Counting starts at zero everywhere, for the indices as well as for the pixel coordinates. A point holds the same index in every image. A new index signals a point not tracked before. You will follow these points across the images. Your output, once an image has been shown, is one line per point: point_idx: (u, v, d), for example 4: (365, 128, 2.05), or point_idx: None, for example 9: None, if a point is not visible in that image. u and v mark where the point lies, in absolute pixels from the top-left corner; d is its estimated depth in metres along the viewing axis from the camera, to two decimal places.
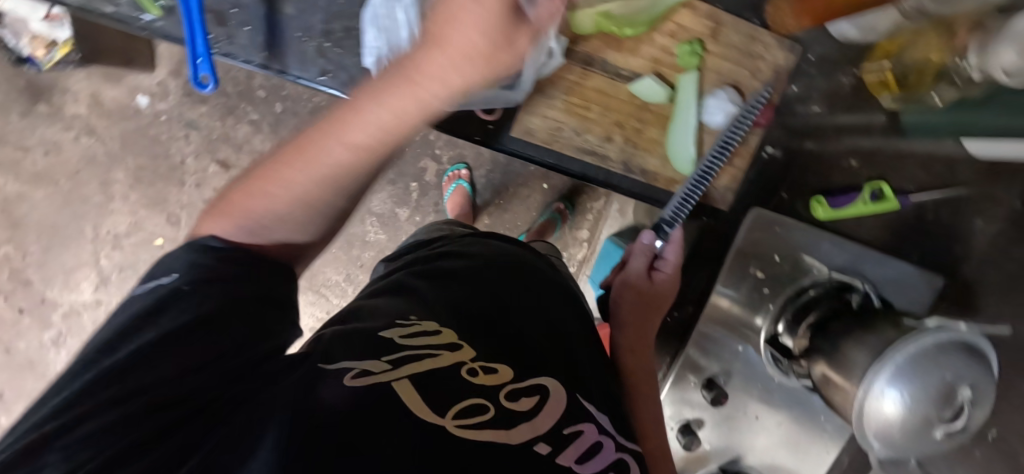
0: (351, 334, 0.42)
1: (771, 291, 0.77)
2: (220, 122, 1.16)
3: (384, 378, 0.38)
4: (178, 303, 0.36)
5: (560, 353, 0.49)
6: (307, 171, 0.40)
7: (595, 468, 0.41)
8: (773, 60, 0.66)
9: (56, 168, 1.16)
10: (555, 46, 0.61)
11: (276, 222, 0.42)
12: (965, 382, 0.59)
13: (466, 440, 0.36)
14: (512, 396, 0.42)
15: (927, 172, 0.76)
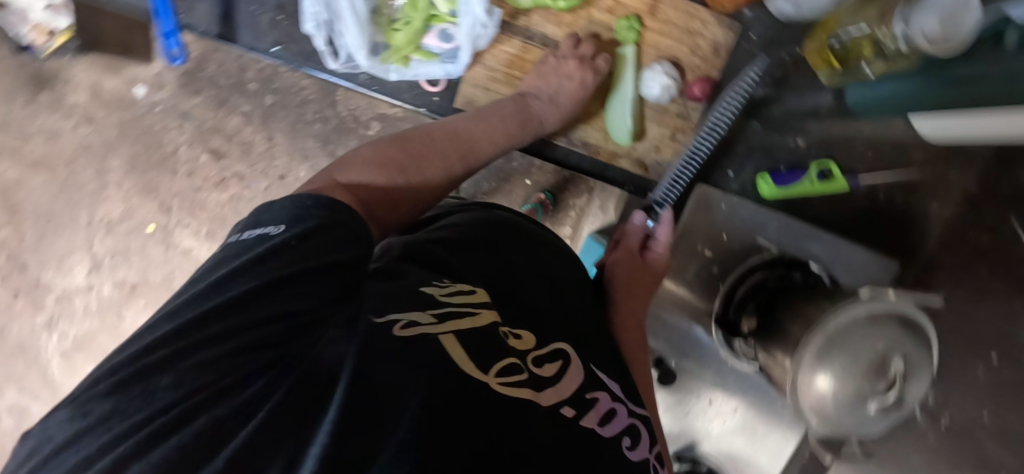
0: (393, 289, 0.37)
1: (720, 271, 0.77)
2: (212, 113, 1.14)
3: (432, 329, 0.34)
4: (287, 254, 0.34)
5: (570, 322, 0.49)
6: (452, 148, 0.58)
7: (615, 434, 0.41)
8: (712, 38, 0.69)
9: (53, 155, 1.14)
10: (486, 20, 0.64)
11: (416, 174, 0.54)
12: (896, 353, 0.59)
13: (512, 397, 0.34)
14: (539, 361, 0.40)
15: (878, 154, 0.76)
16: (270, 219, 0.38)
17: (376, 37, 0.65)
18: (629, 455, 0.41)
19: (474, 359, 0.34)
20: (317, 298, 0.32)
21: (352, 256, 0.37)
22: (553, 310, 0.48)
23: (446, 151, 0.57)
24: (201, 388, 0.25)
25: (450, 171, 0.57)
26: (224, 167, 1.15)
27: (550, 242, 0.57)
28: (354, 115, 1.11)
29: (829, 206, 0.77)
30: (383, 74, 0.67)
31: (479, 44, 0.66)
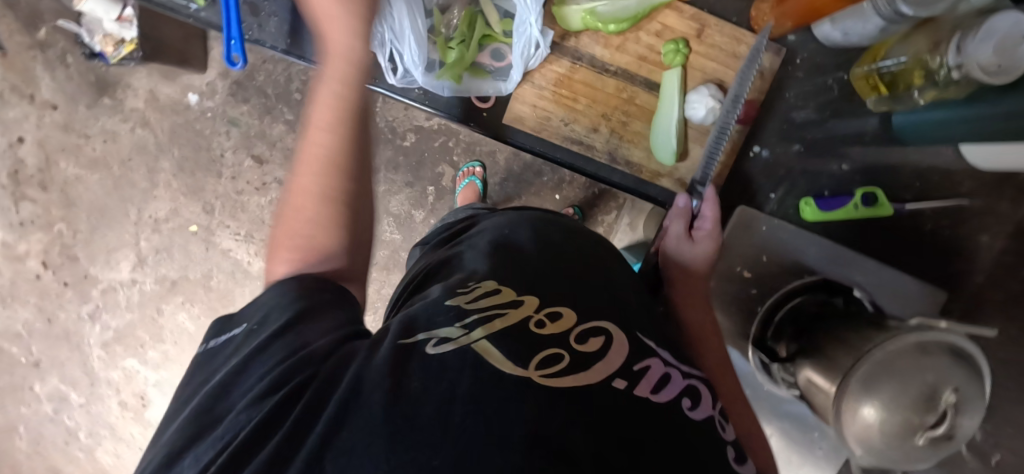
0: (417, 317, 0.40)
1: (758, 293, 0.77)
2: (259, 120, 1.19)
3: (464, 342, 0.37)
4: (246, 337, 0.40)
5: (613, 299, 0.46)
6: (309, 168, 0.48)
7: (672, 397, 0.38)
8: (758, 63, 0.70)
9: (110, 155, 1.20)
10: (540, 39, 0.66)
11: (306, 227, 0.48)
12: (949, 384, 0.56)
13: (552, 387, 0.34)
14: (581, 338, 0.39)
15: (924, 183, 0.75)
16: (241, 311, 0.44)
17: (432, 55, 0.66)
18: (692, 415, 0.38)
19: (511, 359, 0.35)
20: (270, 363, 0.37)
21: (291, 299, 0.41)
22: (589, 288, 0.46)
23: (308, 189, 0.48)
24: None
25: (325, 183, 0.48)
26: (266, 172, 1.21)
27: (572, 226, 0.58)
28: (392, 126, 1.17)
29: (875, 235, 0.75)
30: (437, 90, 0.67)
31: (530, 64, 0.68)
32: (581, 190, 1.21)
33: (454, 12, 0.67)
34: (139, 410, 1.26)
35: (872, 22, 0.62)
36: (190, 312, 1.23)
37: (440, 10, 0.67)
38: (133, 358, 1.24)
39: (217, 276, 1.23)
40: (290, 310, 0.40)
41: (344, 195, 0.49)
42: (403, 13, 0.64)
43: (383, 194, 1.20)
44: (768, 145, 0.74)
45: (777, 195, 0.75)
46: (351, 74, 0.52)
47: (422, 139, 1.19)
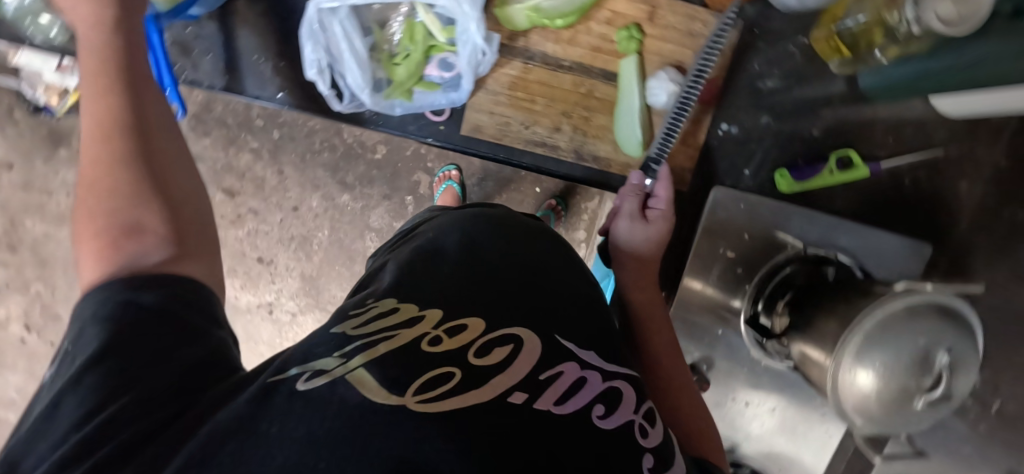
0: (303, 349, 0.34)
1: (745, 271, 0.76)
2: (222, 152, 1.16)
3: (339, 372, 0.31)
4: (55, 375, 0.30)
5: (536, 296, 0.41)
6: (85, 146, 0.36)
7: (580, 406, 0.33)
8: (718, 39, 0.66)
9: (75, 208, 1.17)
10: (484, 45, 0.62)
11: (100, 217, 0.34)
12: (941, 346, 0.56)
13: (429, 413, 0.29)
14: (483, 351, 0.34)
15: (899, 138, 0.73)
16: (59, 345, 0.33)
17: (378, 74, 0.64)
18: (602, 424, 0.33)
19: (383, 387, 0.30)
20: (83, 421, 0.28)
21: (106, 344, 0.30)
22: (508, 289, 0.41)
23: (94, 174, 0.35)
24: None
25: (111, 157, 0.36)
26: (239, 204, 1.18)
27: (507, 216, 0.52)
28: (360, 141, 1.14)
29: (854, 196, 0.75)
30: (388, 110, 0.65)
31: (480, 71, 0.65)
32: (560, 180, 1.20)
33: (394, 26, 0.64)
34: None
35: None
36: None
37: (381, 26, 0.63)
38: None
39: None
40: (107, 344, 0.30)
41: (132, 157, 0.36)
42: (338, 37, 0.60)
43: (362, 210, 1.16)
44: (738, 119, 0.72)
45: (752, 170, 0.73)
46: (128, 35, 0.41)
47: (393, 150, 1.15)
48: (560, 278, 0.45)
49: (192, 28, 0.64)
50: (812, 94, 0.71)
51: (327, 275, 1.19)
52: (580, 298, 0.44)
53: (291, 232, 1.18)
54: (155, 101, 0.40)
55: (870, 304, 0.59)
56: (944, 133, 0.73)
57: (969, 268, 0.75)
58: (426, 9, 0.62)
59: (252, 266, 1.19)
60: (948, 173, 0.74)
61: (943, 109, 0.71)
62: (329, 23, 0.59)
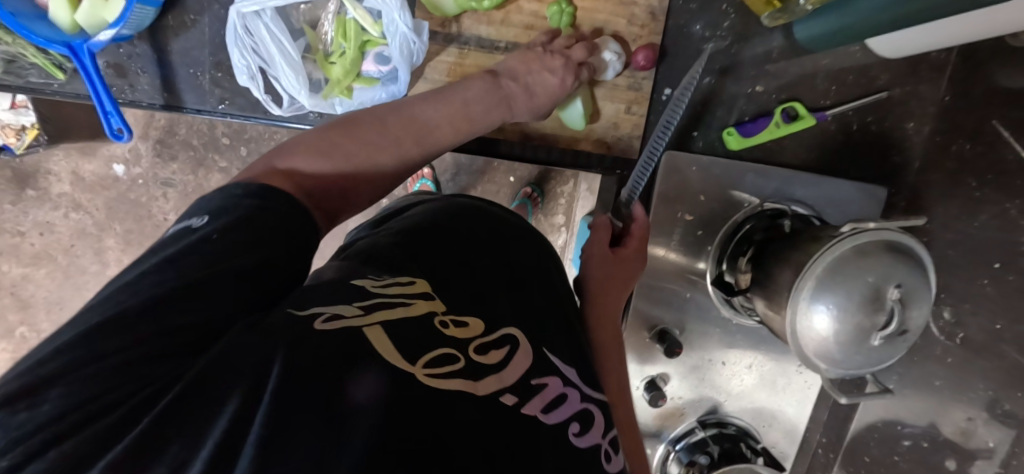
0: (322, 287, 0.37)
1: (706, 233, 0.77)
2: (193, 175, 1.24)
3: (357, 322, 0.34)
4: (183, 236, 0.35)
5: (523, 308, 0.47)
6: (429, 105, 0.57)
7: (562, 419, 0.40)
8: (649, 6, 0.67)
9: (49, 248, 1.23)
10: (416, 36, 0.63)
11: (381, 142, 0.51)
12: (891, 282, 0.57)
13: (438, 389, 0.33)
14: (482, 349, 0.39)
15: (841, 85, 0.73)
16: (193, 211, 0.38)
17: (316, 75, 0.65)
18: (578, 442, 0.40)
19: (398, 350, 0.34)
20: (200, 263, 0.33)
21: (244, 217, 0.37)
22: (504, 297, 0.46)
23: (399, 135, 0.53)
24: (87, 400, 0.25)
25: (402, 139, 0.53)
26: None
27: (501, 218, 0.57)
28: None
29: (804, 147, 0.75)
30: (329, 109, 0.66)
31: (416, 61, 0.65)
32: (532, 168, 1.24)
33: (326, 26, 0.65)
34: None
35: None
36: None
37: (313, 28, 0.65)
38: None
39: None
40: (244, 216, 0.37)
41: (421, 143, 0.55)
42: (268, 40, 0.62)
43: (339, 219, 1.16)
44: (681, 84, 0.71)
45: (700, 132, 0.74)
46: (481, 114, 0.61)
47: None
48: (546, 295, 0.51)
49: (125, 47, 0.66)
50: (749, 52, 0.71)
51: None
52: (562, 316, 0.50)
53: None
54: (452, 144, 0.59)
55: (820, 248, 0.61)
56: (887, 76, 0.74)
57: (923, 207, 0.76)
58: (356, 6, 0.63)
59: None
60: (894, 114, 0.75)
61: (882, 52, 0.71)
62: (255, 27, 0.61)
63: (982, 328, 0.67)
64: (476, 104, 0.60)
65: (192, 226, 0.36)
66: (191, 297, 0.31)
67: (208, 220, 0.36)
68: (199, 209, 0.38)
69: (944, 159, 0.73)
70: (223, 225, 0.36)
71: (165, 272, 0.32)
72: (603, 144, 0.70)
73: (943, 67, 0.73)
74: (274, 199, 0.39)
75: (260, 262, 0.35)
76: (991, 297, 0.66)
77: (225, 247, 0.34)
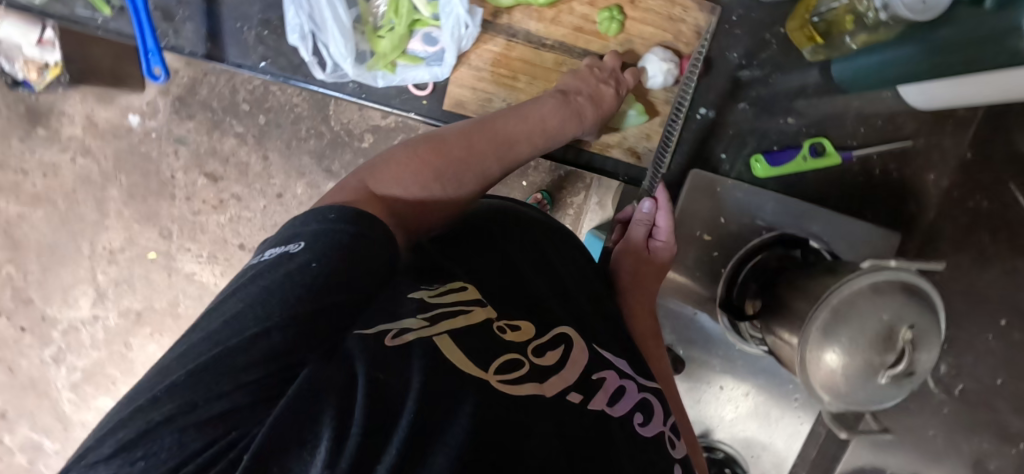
0: (392, 297, 0.41)
1: (722, 255, 0.77)
2: (207, 136, 1.29)
3: (425, 333, 0.37)
4: (271, 269, 0.38)
5: (582, 322, 0.53)
6: (507, 121, 0.62)
7: (625, 412, 0.46)
8: (695, 23, 0.68)
9: (52, 190, 1.29)
10: (468, 19, 0.64)
11: (467, 160, 0.58)
12: (904, 322, 0.58)
13: (514, 394, 0.37)
14: (539, 352, 0.44)
15: (869, 128, 0.74)
16: (290, 236, 0.42)
17: (362, 45, 0.66)
18: (641, 431, 0.46)
19: (468, 357, 0.37)
20: (283, 299, 0.35)
21: (331, 245, 0.40)
22: (550, 305, 0.51)
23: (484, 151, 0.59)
24: (199, 449, 0.27)
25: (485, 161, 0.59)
26: (222, 189, 1.31)
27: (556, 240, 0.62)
28: (348, 130, 1.29)
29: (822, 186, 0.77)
30: (370, 81, 0.67)
31: (463, 45, 0.66)
32: (547, 174, 1.29)
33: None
34: None
35: None
36: (161, 342, 1.36)
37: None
38: (108, 396, 1.37)
39: (184, 302, 1.34)
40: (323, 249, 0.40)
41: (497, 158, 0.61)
42: (322, 4, 0.63)
43: None
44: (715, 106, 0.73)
45: (727, 155, 0.75)
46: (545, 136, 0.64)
47: (380, 138, 1.29)
48: (599, 314, 0.57)
49: None
50: (785, 79, 0.73)
51: None
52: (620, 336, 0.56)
53: (274, 220, 1.32)
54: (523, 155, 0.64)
55: (836, 283, 0.62)
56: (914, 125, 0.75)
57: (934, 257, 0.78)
58: None
59: (233, 253, 1.33)
60: (915, 164, 0.76)
61: (909, 100, 0.73)
62: None
63: (978, 379, 0.71)
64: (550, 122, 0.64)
65: (289, 253, 0.39)
66: (274, 324, 0.33)
67: (296, 250, 0.39)
68: (292, 234, 0.42)
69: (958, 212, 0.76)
70: (311, 254, 0.39)
71: (267, 301, 0.35)
72: (635, 153, 0.72)
73: (969, 122, 0.74)
74: (363, 225, 0.43)
75: (338, 291, 0.38)
76: (993, 351, 0.70)
77: (316, 272, 0.38)
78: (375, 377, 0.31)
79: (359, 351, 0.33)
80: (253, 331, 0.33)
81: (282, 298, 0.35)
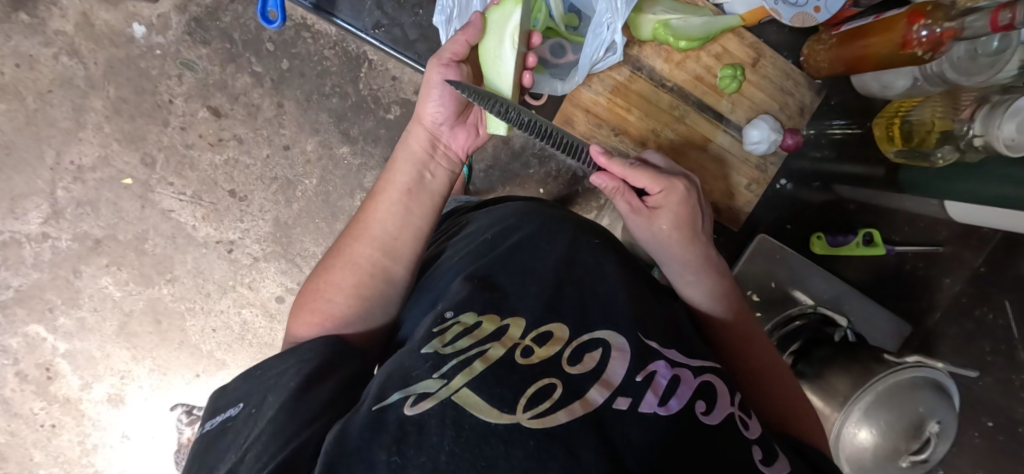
0: (402, 368, 0.56)
1: (765, 312, 0.97)
2: (220, 67, 1.18)
3: (444, 394, 0.51)
4: (240, 422, 0.59)
5: (632, 313, 0.62)
6: (381, 204, 0.77)
7: (686, 403, 0.54)
8: (802, 101, 0.99)
9: (23, 84, 1.14)
10: (616, 44, 0.92)
11: (349, 262, 0.73)
12: (933, 417, 0.68)
13: (541, 428, 0.49)
14: (576, 360, 0.56)
15: (913, 228, 1.05)
16: (233, 399, 0.62)
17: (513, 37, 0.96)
18: (705, 419, 0.53)
19: (495, 405, 0.50)
20: (253, 431, 0.56)
21: (250, 395, 0.61)
22: (538, 301, 0.62)
23: (360, 254, 0.73)
24: None
25: (361, 255, 0.73)
26: (223, 127, 1.20)
27: (554, 233, 0.72)
28: (376, 96, 1.21)
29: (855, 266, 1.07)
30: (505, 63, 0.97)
31: (602, 64, 0.95)
32: (563, 186, 1.25)
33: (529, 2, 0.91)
34: (42, 382, 1.24)
35: (909, 75, 0.85)
36: (116, 276, 1.22)
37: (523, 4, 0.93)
38: (39, 324, 1.22)
39: (153, 239, 1.22)
40: (257, 402, 0.59)
41: (385, 234, 0.75)
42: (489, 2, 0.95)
43: (358, 167, 1.23)
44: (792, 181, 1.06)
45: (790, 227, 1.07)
46: (412, 172, 0.78)
47: (405, 113, 1.22)
48: (659, 305, 0.67)
49: None
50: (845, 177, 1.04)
51: (303, 227, 1.24)
52: (682, 331, 0.65)
53: (275, 172, 1.22)
54: (416, 207, 0.77)
55: (882, 372, 0.72)
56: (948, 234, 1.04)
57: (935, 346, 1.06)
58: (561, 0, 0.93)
59: (220, 198, 1.22)
60: (941, 266, 1.05)
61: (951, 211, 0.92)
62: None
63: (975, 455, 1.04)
64: (414, 202, 0.77)
65: (231, 415, 0.60)
66: (254, 445, 0.54)
67: (240, 408, 0.60)
68: (234, 397, 0.62)
69: (967, 319, 1.05)
70: (245, 408, 0.60)
71: (258, 417, 0.57)
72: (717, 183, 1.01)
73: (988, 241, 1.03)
74: (268, 365, 0.63)
75: (299, 400, 0.57)
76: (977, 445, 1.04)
77: (256, 410, 0.59)
78: (391, 458, 0.47)
79: (368, 452, 0.48)
80: (254, 442, 0.54)
81: (270, 405, 0.58)
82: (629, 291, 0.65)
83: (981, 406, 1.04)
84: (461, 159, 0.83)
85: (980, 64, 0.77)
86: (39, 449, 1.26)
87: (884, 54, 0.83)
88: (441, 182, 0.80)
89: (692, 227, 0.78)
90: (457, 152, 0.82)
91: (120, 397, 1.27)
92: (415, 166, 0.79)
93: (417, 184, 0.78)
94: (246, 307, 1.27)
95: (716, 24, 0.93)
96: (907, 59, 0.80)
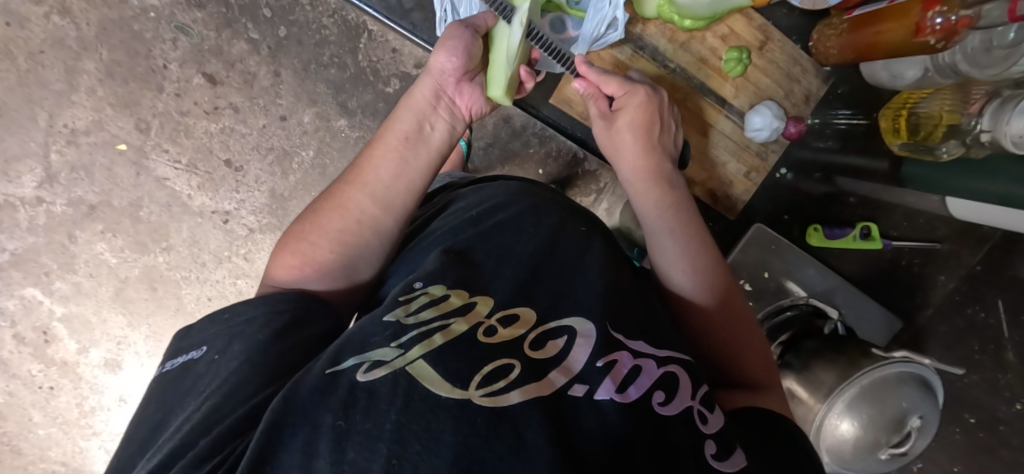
0: (364, 333, 0.55)
1: (754, 304, 1.00)
2: (215, 32, 1.15)
3: (400, 363, 0.51)
4: (201, 365, 0.58)
5: (605, 300, 0.61)
6: (378, 153, 0.75)
7: (643, 392, 0.53)
8: (809, 89, 0.98)
9: (17, 42, 1.12)
10: (618, 21, 0.90)
11: (339, 207, 0.72)
12: (916, 413, 0.68)
13: (492, 406, 0.48)
14: (538, 346, 0.55)
15: (910, 223, 1.07)
16: (197, 342, 0.61)
17: None
18: (661, 409, 0.53)
19: (448, 379, 0.49)
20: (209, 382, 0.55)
21: (215, 339, 0.60)
22: (510, 284, 0.61)
23: (349, 198, 0.72)
24: None
25: (352, 200, 0.72)
26: (218, 95, 1.18)
27: (535, 207, 0.72)
28: (375, 68, 1.19)
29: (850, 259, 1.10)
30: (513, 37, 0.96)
31: (604, 40, 0.93)
32: (563, 168, 1.24)
33: None
34: (39, 345, 1.25)
35: (920, 63, 0.84)
36: (112, 243, 1.21)
37: None
38: (35, 287, 1.22)
39: (148, 207, 1.21)
40: (218, 349, 0.58)
41: (382, 184, 0.73)
42: None
43: (354, 141, 1.22)
44: (796, 173, 1.07)
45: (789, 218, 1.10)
46: (413, 125, 0.77)
47: (405, 86, 1.20)
48: (633, 291, 0.67)
49: None
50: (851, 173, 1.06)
51: (299, 200, 1.23)
52: (651, 320, 0.64)
53: (271, 142, 1.20)
54: (415, 161, 0.75)
55: (869, 365, 0.72)
56: (944, 231, 1.06)
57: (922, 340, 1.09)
58: None
59: (216, 168, 1.21)
60: (936, 261, 1.08)
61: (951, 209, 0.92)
62: None
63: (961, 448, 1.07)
64: (411, 153, 0.75)
65: (192, 357, 0.59)
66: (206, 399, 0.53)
67: (201, 351, 0.59)
68: (198, 340, 0.61)
69: (957, 316, 1.07)
70: (207, 352, 0.59)
71: (219, 366, 0.56)
72: (713, 170, 0.99)
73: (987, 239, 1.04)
74: (233, 314, 0.62)
75: (259, 359, 0.56)
76: (958, 441, 1.06)
77: (214, 360, 0.58)
78: (337, 422, 0.46)
79: (318, 413, 0.47)
80: (207, 394, 0.53)
81: (232, 356, 0.57)
82: (604, 275, 0.64)
83: (965, 402, 1.05)
84: (466, 119, 0.81)
85: (993, 57, 0.76)
86: (38, 410, 1.28)
87: (898, 42, 0.80)
88: (442, 136, 0.78)
89: (651, 131, 0.83)
90: (463, 110, 0.81)
91: (117, 362, 1.28)
92: (416, 116, 0.77)
93: (417, 138, 0.76)
94: (241, 277, 1.26)
95: (726, 3, 0.90)
96: (921, 49, 0.78)
